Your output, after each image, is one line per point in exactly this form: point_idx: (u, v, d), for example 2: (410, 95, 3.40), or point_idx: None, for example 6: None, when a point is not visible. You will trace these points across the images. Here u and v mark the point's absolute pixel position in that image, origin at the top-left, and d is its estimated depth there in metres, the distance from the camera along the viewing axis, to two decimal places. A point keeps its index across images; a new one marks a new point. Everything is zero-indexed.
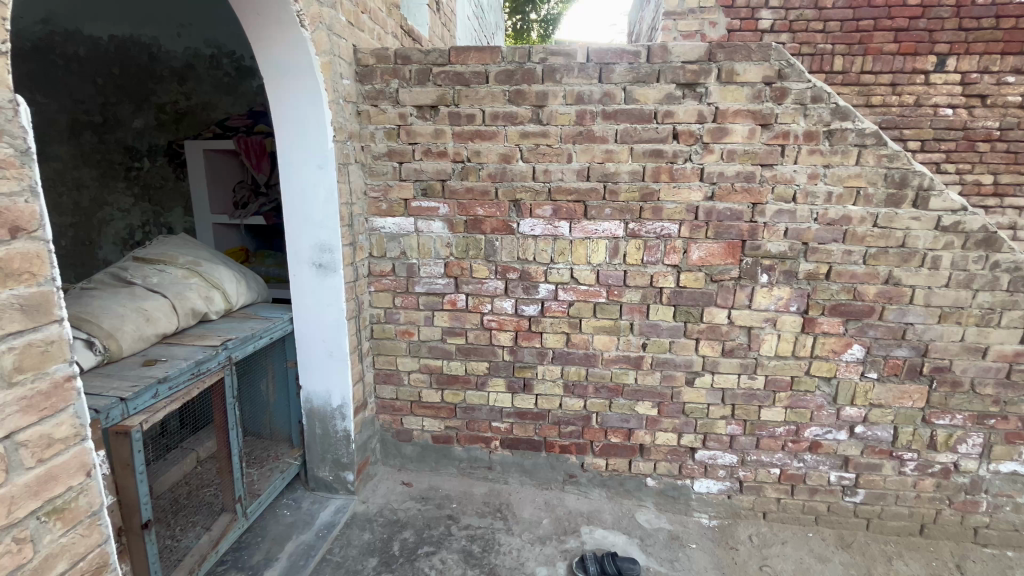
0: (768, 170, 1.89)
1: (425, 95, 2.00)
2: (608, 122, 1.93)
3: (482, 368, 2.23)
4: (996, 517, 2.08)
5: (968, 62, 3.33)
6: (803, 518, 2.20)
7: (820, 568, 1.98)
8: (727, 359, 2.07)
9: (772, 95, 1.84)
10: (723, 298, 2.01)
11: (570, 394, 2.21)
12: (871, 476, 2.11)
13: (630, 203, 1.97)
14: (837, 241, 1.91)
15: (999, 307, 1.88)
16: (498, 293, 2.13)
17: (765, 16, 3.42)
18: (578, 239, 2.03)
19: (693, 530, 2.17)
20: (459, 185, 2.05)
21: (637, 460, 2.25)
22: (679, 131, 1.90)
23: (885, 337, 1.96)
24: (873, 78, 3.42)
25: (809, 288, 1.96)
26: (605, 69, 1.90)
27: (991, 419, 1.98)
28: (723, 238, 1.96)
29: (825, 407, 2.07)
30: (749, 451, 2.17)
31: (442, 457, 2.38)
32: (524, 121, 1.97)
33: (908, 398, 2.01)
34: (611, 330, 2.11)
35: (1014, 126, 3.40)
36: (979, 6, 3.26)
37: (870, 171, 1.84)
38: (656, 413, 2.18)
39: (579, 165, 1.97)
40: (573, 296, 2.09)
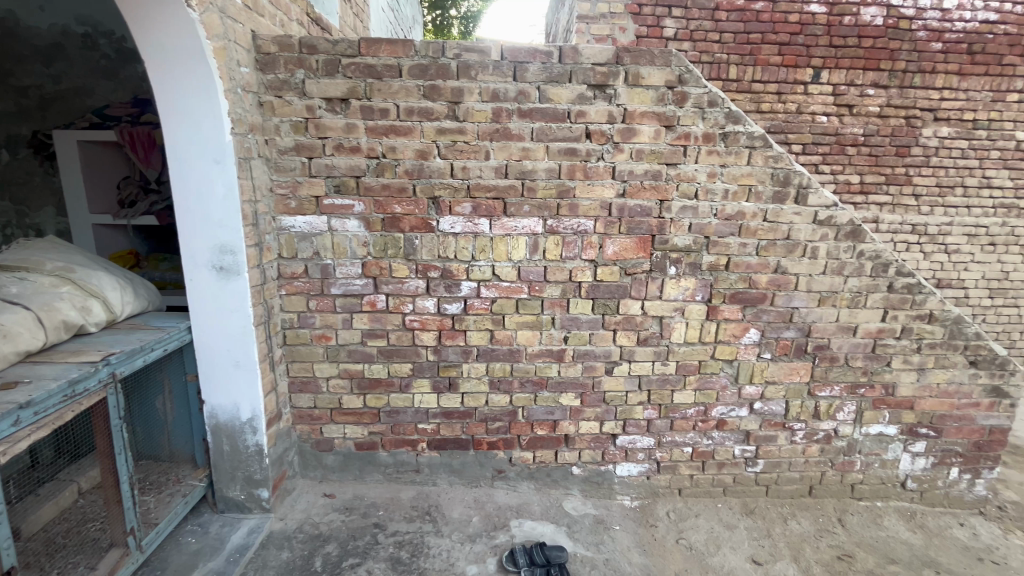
0: (673, 168, 2.01)
1: (334, 87, 1.91)
2: (524, 120, 1.95)
3: (406, 369, 2.18)
4: (868, 473, 2.38)
5: (838, 75, 3.77)
6: (713, 491, 2.38)
7: (728, 536, 2.16)
8: (642, 347, 2.19)
9: (674, 98, 1.96)
10: (637, 290, 2.12)
11: (496, 391, 2.22)
12: (768, 447, 2.34)
13: (548, 200, 2.01)
14: (733, 235, 2.08)
15: (865, 290, 2.15)
16: (420, 292, 2.09)
17: (669, 25, 3.65)
18: (498, 236, 2.04)
19: (616, 512, 2.27)
20: (374, 182, 1.98)
21: (562, 450, 2.31)
22: (591, 131, 1.97)
23: (776, 321, 2.18)
24: (762, 87, 3.77)
25: (711, 279, 2.12)
26: (519, 67, 1.92)
27: (861, 388, 2.27)
28: (635, 232, 2.06)
29: (728, 387, 2.26)
30: (664, 433, 2.31)
31: (367, 464, 2.30)
32: (440, 117, 1.94)
33: (797, 373, 2.24)
34: (534, 325, 2.15)
35: (874, 133, 3.91)
36: (846, 26, 3.68)
37: (760, 170, 2.02)
38: (579, 403, 2.25)
39: (497, 162, 1.98)
40: (495, 292, 2.10)
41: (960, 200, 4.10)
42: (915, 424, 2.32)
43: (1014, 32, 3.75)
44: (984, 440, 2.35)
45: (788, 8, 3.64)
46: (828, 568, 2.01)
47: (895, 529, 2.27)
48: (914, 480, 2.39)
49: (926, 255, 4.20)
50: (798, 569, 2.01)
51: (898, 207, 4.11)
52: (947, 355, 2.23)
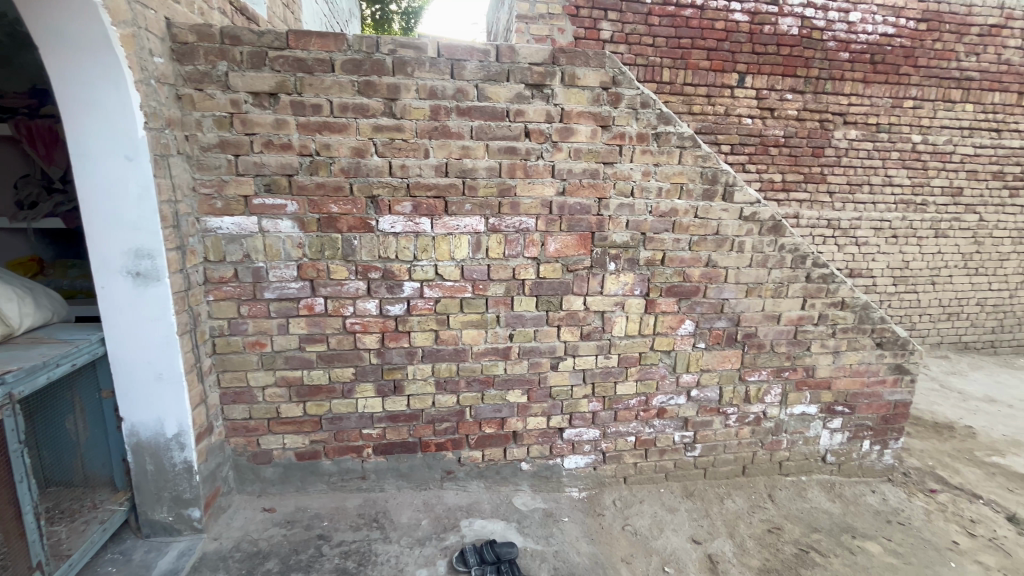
0: (609, 167, 2.07)
1: (261, 81, 1.82)
2: (463, 118, 1.95)
3: (348, 374, 2.11)
4: (793, 450, 2.57)
5: (760, 80, 4.03)
6: (656, 477, 2.48)
7: (671, 519, 2.27)
8: (585, 342, 2.24)
9: (609, 99, 2.02)
10: (578, 286, 2.17)
11: (442, 391, 2.20)
12: (705, 432, 2.46)
13: (489, 198, 2.01)
14: (667, 231, 2.17)
15: (786, 281, 2.31)
16: (360, 294, 2.03)
17: (605, 27, 3.75)
18: (440, 235, 2.02)
19: (565, 504, 2.32)
20: (308, 181, 1.91)
21: (510, 447, 2.32)
22: (530, 130, 1.99)
23: (709, 312, 2.30)
24: (693, 90, 3.97)
25: (648, 273, 2.20)
26: (457, 65, 1.91)
27: (786, 371, 2.44)
28: (576, 230, 2.11)
29: (667, 376, 2.36)
30: (609, 424, 2.38)
31: (309, 475, 2.21)
32: (376, 114, 1.90)
33: (728, 360, 2.38)
34: (479, 324, 2.14)
35: (793, 134, 4.21)
36: (766, 35, 3.94)
37: (690, 169, 2.12)
38: (526, 400, 2.27)
39: (437, 161, 1.96)
40: (439, 292, 2.07)
41: (867, 197, 4.50)
42: (832, 402, 2.53)
43: (908, 44, 4.16)
44: (891, 413, 2.60)
45: (714, 16, 3.84)
46: (760, 542, 2.17)
47: (817, 501, 2.46)
48: (833, 454, 2.60)
49: (840, 246, 4.58)
50: (734, 545, 2.15)
51: (815, 203, 4.45)
52: (858, 338, 2.45)
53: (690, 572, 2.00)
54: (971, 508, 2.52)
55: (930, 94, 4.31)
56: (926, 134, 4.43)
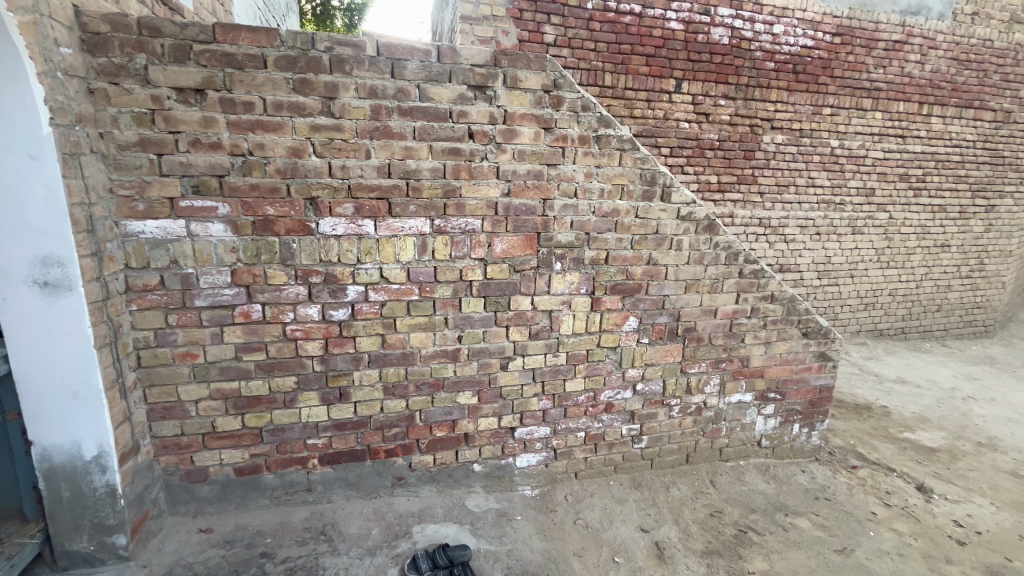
0: (553, 169, 2.11)
1: (186, 75, 1.71)
2: (405, 118, 1.92)
3: (289, 383, 2.03)
4: (732, 436, 2.71)
5: (695, 87, 4.24)
6: (606, 470, 2.54)
7: (620, 510, 2.34)
8: (534, 341, 2.27)
9: (550, 102, 2.06)
10: (526, 286, 2.19)
11: (391, 396, 2.16)
12: (650, 424, 2.56)
13: (434, 200, 2.00)
14: (610, 231, 2.24)
15: (721, 277, 2.44)
16: (301, 299, 1.96)
17: (548, 31, 3.81)
18: (384, 237, 1.98)
19: (518, 503, 2.33)
20: (241, 182, 1.82)
21: (462, 449, 2.31)
22: (474, 131, 2.00)
23: (651, 308, 2.39)
24: (633, 94, 4.12)
25: (593, 272, 2.26)
26: (397, 64, 1.88)
27: (723, 362, 2.57)
28: (522, 230, 2.13)
29: (614, 371, 2.43)
30: (559, 421, 2.42)
31: (250, 490, 2.10)
32: (314, 113, 1.84)
33: (670, 354, 2.48)
34: (427, 327, 2.12)
35: (726, 138, 4.46)
36: (700, 43, 4.15)
37: (630, 171, 2.20)
38: (476, 401, 2.27)
39: (379, 161, 1.92)
40: (385, 295, 2.03)
41: (793, 197, 4.83)
42: (765, 390, 2.70)
43: (825, 56, 4.50)
44: (817, 397, 2.80)
45: (652, 24, 4.00)
46: (702, 526, 2.29)
47: (754, 483, 2.62)
48: (768, 438, 2.77)
49: (771, 244, 4.89)
50: (679, 531, 2.26)
51: (748, 203, 4.72)
52: (786, 329, 2.62)
53: (639, 560, 2.08)
54: (886, 481, 2.77)
55: (845, 103, 4.69)
56: (843, 139, 4.80)
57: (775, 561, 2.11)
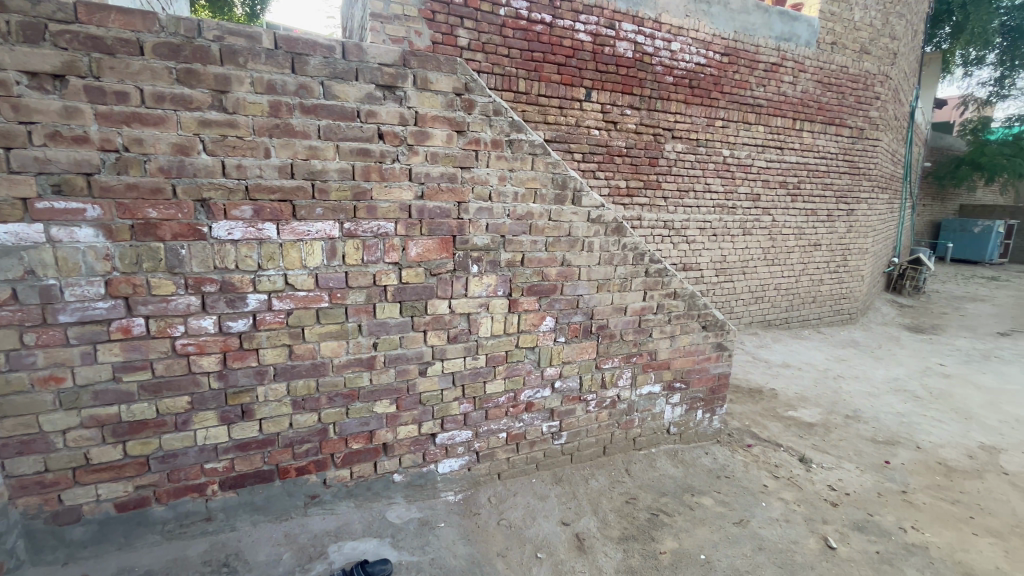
0: (466, 172, 2.11)
1: (40, 58, 1.49)
2: (308, 116, 1.83)
3: (181, 403, 1.84)
4: (644, 426, 2.88)
5: (604, 96, 4.47)
6: (528, 468, 2.58)
7: (542, 507, 2.40)
8: (453, 344, 2.26)
9: (462, 105, 2.06)
10: (442, 290, 2.17)
11: (301, 411, 2.03)
12: (569, 419, 2.64)
13: (343, 202, 1.92)
14: (525, 233, 2.28)
15: (629, 276, 2.59)
16: (192, 311, 1.78)
17: (462, 35, 3.82)
18: (288, 241, 1.86)
19: (441, 510, 2.30)
20: (115, 181, 1.62)
21: (381, 460, 2.23)
22: (383, 132, 1.94)
23: (566, 308, 2.47)
24: (546, 101, 4.24)
25: (510, 274, 2.29)
26: (298, 59, 1.78)
27: (634, 357, 2.73)
28: (437, 233, 2.10)
29: (533, 371, 2.48)
30: (480, 424, 2.42)
31: (135, 527, 1.86)
32: (204, 107, 1.69)
33: (586, 351, 2.58)
34: (339, 335, 2.02)
35: (633, 146, 4.74)
36: (606, 55, 4.39)
37: (542, 175, 2.27)
38: (394, 409, 2.21)
39: (280, 161, 1.81)
40: (291, 303, 1.91)
41: (693, 201, 5.25)
42: (672, 380, 2.90)
43: (715, 74, 4.95)
44: (716, 384, 3.06)
45: (562, 34, 4.16)
46: (619, 514, 2.42)
47: (664, 468, 2.80)
48: (675, 425, 2.98)
49: (675, 244, 5.27)
50: (597, 520, 2.36)
51: (653, 208, 5.04)
52: (688, 322, 2.84)
53: (561, 553, 2.15)
54: (775, 455, 3.09)
55: (733, 116, 5.18)
56: (733, 149, 5.30)
57: (683, 539, 2.28)
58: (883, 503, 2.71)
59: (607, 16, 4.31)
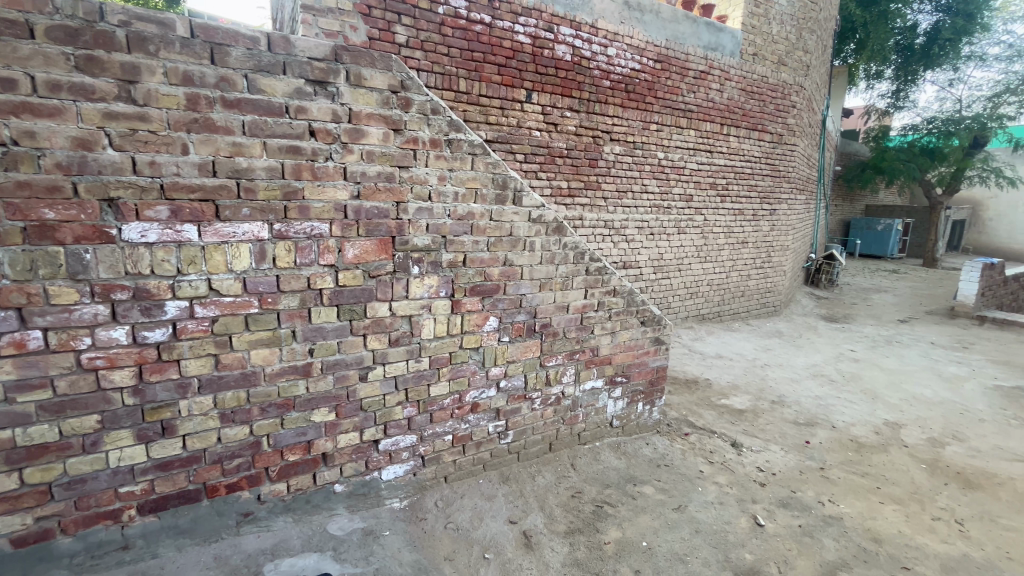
0: (404, 171, 2.07)
1: None
2: (231, 111, 1.72)
3: (90, 423, 1.67)
4: (588, 421, 2.94)
5: (544, 98, 4.54)
6: (475, 469, 2.57)
7: (489, 507, 2.40)
8: (394, 348, 2.20)
9: (398, 103, 2.02)
10: (382, 292, 2.11)
11: (229, 424, 1.90)
12: (515, 419, 2.66)
13: (272, 202, 1.82)
14: (466, 234, 2.27)
15: (570, 275, 2.65)
16: (101, 321, 1.62)
17: (399, 31, 3.75)
18: (212, 243, 1.74)
19: (385, 518, 2.24)
20: (3, 179, 1.44)
21: (321, 471, 2.14)
22: (315, 129, 1.87)
23: (510, 307, 2.48)
24: (488, 101, 4.25)
25: (452, 275, 2.27)
26: (217, 50, 1.67)
27: (577, 354, 2.79)
28: (375, 234, 2.05)
29: (478, 371, 2.47)
30: (425, 428, 2.38)
31: (36, 563, 1.67)
32: (109, 98, 1.55)
33: (529, 350, 2.61)
34: (271, 342, 1.92)
35: (573, 148, 4.85)
36: (545, 58, 4.46)
37: (482, 175, 2.27)
38: (334, 417, 2.12)
39: (200, 157, 1.69)
40: (216, 310, 1.79)
41: (631, 202, 5.44)
42: (614, 374, 2.99)
43: (649, 79, 5.17)
44: (655, 377, 3.18)
45: (501, 35, 4.19)
46: (565, 508, 2.46)
47: (608, 460, 2.89)
48: (618, 418, 3.08)
49: (615, 243, 5.43)
50: (544, 516, 2.39)
51: (595, 208, 5.18)
52: (627, 318, 2.94)
53: (508, 552, 2.16)
54: (710, 442, 3.27)
55: (667, 121, 5.43)
56: (667, 152, 5.55)
57: (626, 528, 2.36)
58: (804, 480, 2.94)
59: (545, 19, 4.39)
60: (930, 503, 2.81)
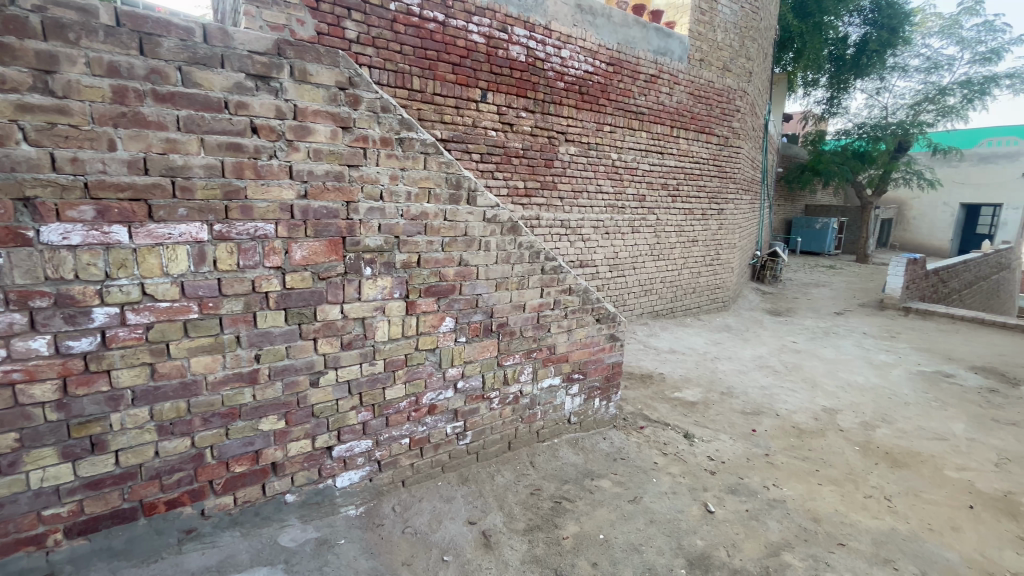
0: (355, 170, 2.02)
1: None
2: (164, 105, 1.62)
3: (6, 442, 1.54)
4: (546, 418, 2.98)
5: (499, 98, 4.54)
6: (434, 472, 2.55)
7: (448, 509, 2.38)
8: (347, 351, 2.15)
9: (347, 100, 1.98)
10: (333, 294, 2.05)
11: (167, 437, 1.80)
12: (473, 419, 2.65)
13: (211, 202, 1.73)
14: (420, 234, 2.24)
15: (526, 274, 2.67)
16: (18, 331, 1.50)
17: (349, 27, 3.66)
18: (146, 246, 1.64)
19: (341, 526, 2.18)
20: None
21: (270, 481, 2.06)
22: (257, 126, 1.79)
23: (466, 307, 2.47)
24: (442, 100, 4.21)
25: (406, 276, 2.24)
26: (147, 40, 1.57)
27: (534, 352, 2.81)
28: (324, 235, 1.99)
29: (435, 372, 2.45)
30: (381, 432, 2.33)
31: None
32: (22, 89, 1.43)
33: (487, 350, 2.61)
34: (213, 349, 1.83)
35: (529, 148, 4.88)
36: (500, 58, 4.47)
37: (435, 175, 2.25)
38: (283, 425, 2.05)
39: (129, 154, 1.58)
40: (151, 316, 1.69)
41: (586, 202, 5.54)
42: (571, 372, 3.04)
43: (602, 82, 5.28)
44: (611, 372, 3.26)
45: (455, 33, 4.17)
46: (524, 506, 2.48)
47: (566, 456, 2.93)
48: (576, 415, 3.13)
49: (571, 242, 5.52)
50: (503, 516, 2.40)
51: (551, 208, 5.24)
52: (583, 316, 2.99)
53: (467, 553, 2.15)
54: (663, 434, 3.38)
55: (619, 122, 5.56)
56: (621, 152, 5.68)
57: (584, 522, 2.40)
58: (751, 466, 3.09)
59: (499, 19, 4.40)
60: (863, 482, 3.02)
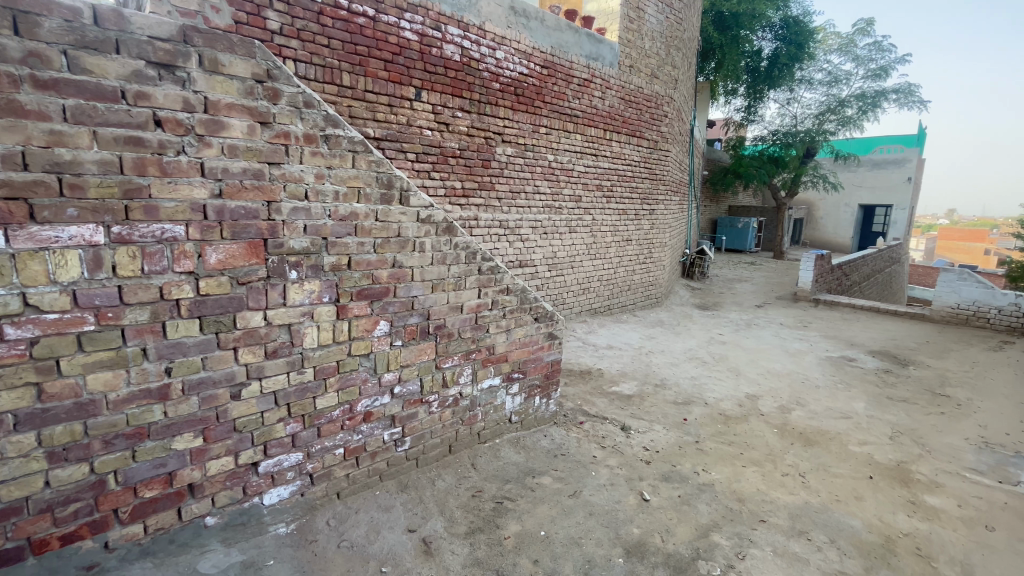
0: (276, 168, 1.91)
1: None
2: (46, 93, 1.45)
3: None
4: (487, 419, 2.97)
5: (434, 97, 4.48)
6: (371, 481, 2.46)
7: (387, 518, 2.31)
8: (272, 360, 2.03)
9: (265, 94, 1.86)
10: (254, 300, 1.93)
11: (60, 464, 1.60)
12: (412, 424, 2.59)
13: (108, 201, 1.57)
14: (350, 235, 2.16)
15: (463, 275, 2.64)
16: None
17: (271, 17, 3.47)
18: (28, 250, 1.46)
19: (269, 546, 2.05)
20: None
21: (186, 505, 1.90)
22: (162, 118, 1.65)
23: (401, 310, 2.41)
24: (374, 97, 4.09)
25: (335, 279, 2.14)
26: (23, 19, 1.40)
27: (472, 353, 2.79)
28: (243, 237, 1.86)
29: (369, 379, 2.37)
30: (312, 443, 2.22)
31: None
32: None
33: (424, 353, 2.55)
34: (115, 364, 1.66)
35: (466, 148, 4.85)
36: (434, 57, 4.41)
37: (364, 174, 2.17)
38: (201, 443, 1.89)
39: (4, 147, 1.40)
40: (38, 330, 1.50)
41: (524, 202, 5.60)
42: (511, 371, 3.05)
43: (537, 84, 5.35)
44: (550, 370, 3.30)
45: (387, 30, 4.06)
46: (465, 509, 2.46)
47: (507, 456, 2.94)
48: (517, 414, 3.15)
49: (510, 243, 5.55)
50: (444, 521, 2.36)
51: (489, 208, 5.24)
52: (521, 316, 3.01)
53: (407, 562, 2.10)
54: (602, 428, 3.48)
55: (554, 124, 5.66)
56: (556, 154, 5.79)
57: (526, 520, 2.42)
58: (682, 453, 3.25)
59: (432, 17, 4.35)
60: (780, 461, 3.27)
